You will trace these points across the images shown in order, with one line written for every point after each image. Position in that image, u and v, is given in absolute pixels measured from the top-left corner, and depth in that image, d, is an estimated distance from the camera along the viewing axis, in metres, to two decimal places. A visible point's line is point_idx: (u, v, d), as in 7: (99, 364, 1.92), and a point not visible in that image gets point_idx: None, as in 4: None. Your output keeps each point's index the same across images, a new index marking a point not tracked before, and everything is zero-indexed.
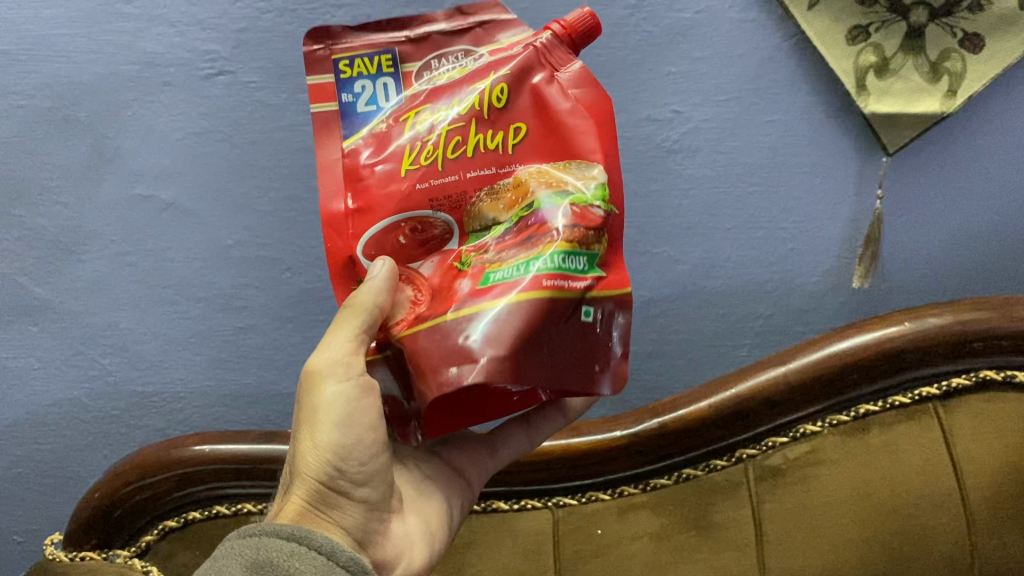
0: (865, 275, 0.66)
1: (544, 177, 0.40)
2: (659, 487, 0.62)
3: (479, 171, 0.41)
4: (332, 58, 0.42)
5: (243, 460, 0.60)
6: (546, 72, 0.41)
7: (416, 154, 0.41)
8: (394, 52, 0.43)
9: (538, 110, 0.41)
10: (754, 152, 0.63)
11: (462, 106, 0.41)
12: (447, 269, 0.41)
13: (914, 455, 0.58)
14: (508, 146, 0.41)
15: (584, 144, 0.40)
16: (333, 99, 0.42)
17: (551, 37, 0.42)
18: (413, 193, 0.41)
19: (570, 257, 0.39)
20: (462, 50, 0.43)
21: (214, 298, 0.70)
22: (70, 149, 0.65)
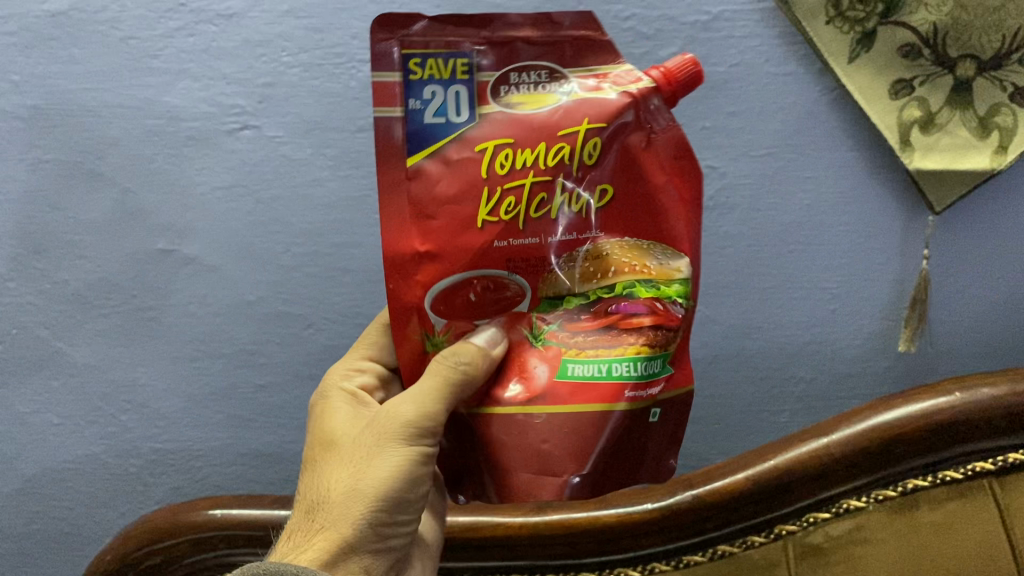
0: (911, 339, 0.63)
1: (629, 257, 0.38)
2: (693, 565, 0.58)
3: (559, 234, 0.38)
4: (399, 54, 0.37)
5: (255, 526, 0.58)
6: (642, 132, 0.38)
7: (494, 207, 0.38)
8: (469, 57, 0.38)
9: (627, 172, 0.39)
10: (792, 210, 0.61)
11: (548, 159, 0.38)
12: (519, 338, 0.40)
13: (968, 536, 0.54)
14: (591, 210, 0.39)
15: (672, 228, 0.39)
16: (397, 104, 0.37)
17: (652, 86, 0.38)
18: (489, 252, 0.38)
19: (647, 363, 0.39)
20: (547, 69, 0.38)
21: (235, 354, 0.68)
22: (94, 202, 0.64)
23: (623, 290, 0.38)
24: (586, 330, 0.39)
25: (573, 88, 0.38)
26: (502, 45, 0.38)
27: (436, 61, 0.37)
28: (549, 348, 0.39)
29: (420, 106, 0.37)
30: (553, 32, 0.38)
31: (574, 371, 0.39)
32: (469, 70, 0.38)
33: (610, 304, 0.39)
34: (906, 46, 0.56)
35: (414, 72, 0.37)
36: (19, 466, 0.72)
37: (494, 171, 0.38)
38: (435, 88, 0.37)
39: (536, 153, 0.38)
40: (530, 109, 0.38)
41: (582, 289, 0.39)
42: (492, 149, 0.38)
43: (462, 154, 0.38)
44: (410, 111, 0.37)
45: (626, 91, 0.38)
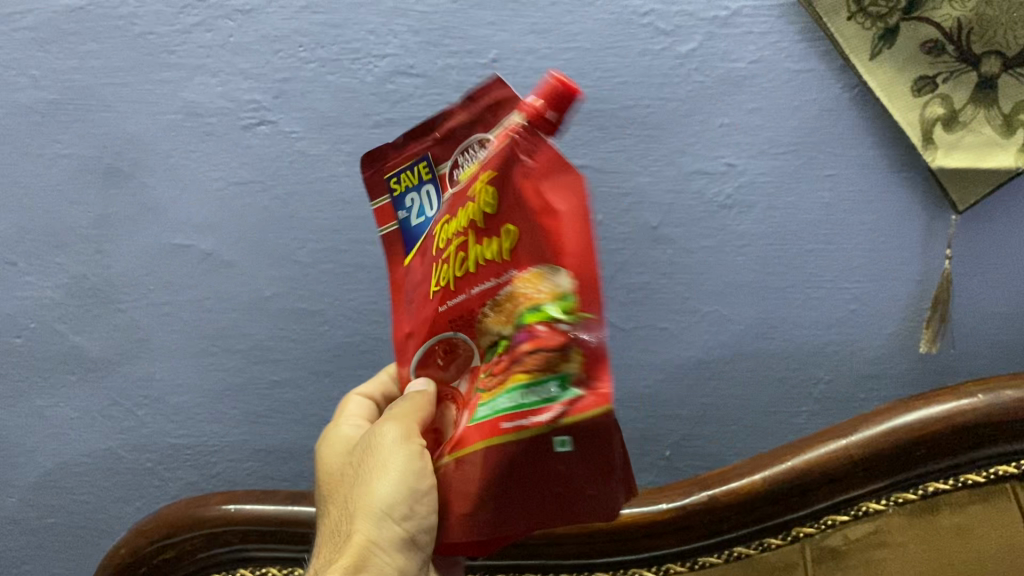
0: (933, 340, 0.61)
1: (527, 287, 0.35)
2: (708, 566, 0.57)
3: (480, 284, 0.37)
4: (384, 179, 0.43)
5: (267, 521, 0.57)
6: (518, 167, 0.36)
7: (441, 275, 0.39)
8: (427, 159, 0.42)
9: (520, 209, 0.36)
10: (812, 208, 0.60)
11: (464, 218, 0.38)
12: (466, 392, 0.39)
13: (991, 540, 0.53)
14: (505, 252, 0.36)
15: (557, 241, 0.34)
16: (393, 219, 0.43)
17: (518, 122, 0.36)
18: (439, 315, 0.39)
19: (528, 388, 0.35)
20: (477, 141, 0.40)
21: (250, 350, 0.68)
22: (111, 197, 0.64)
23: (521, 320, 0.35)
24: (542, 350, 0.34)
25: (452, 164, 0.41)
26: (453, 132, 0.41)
27: (407, 173, 0.42)
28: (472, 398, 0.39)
29: (406, 213, 0.42)
30: (478, 109, 0.40)
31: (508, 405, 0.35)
32: (431, 171, 0.41)
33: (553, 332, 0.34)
34: (930, 42, 0.55)
35: (396, 189, 0.43)
36: (35, 460, 0.73)
37: (439, 243, 0.39)
38: (413, 196, 0.42)
39: (455, 216, 0.38)
40: (473, 172, 0.39)
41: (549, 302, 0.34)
42: (439, 224, 0.40)
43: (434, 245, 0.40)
44: (402, 221, 0.42)
45: (501, 134, 0.37)
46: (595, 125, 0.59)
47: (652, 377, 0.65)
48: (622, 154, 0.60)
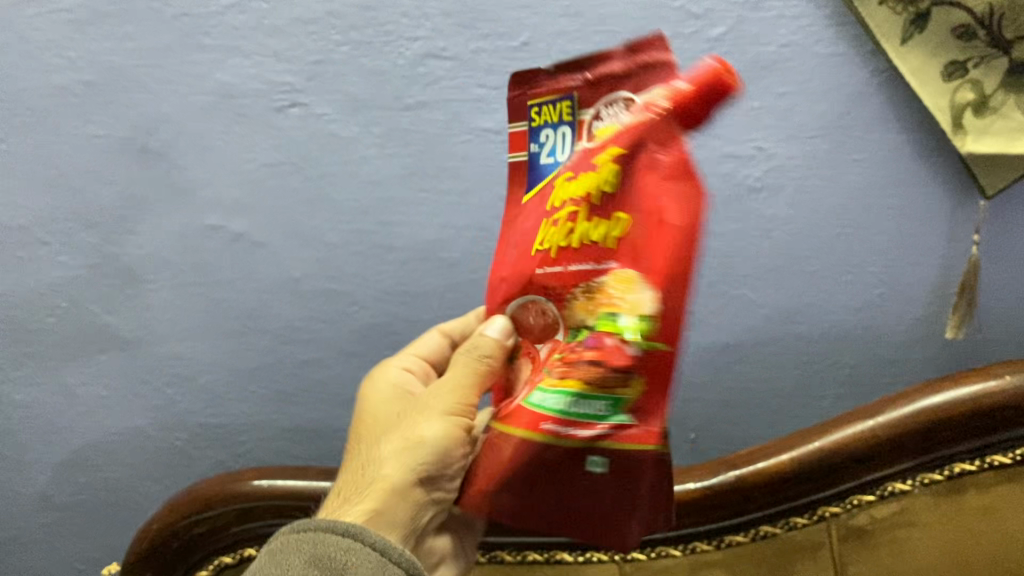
0: (959, 326, 0.61)
1: (618, 292, 0.36)
2: (735, 545, 0.58)
3: (577, 263, 0.39)
4: (527, 104, 0.44)
5: (299, 496, 0.59)
6: (647, 151, 0.36)
7: (552, 232, 0.40)
8: (572, 98, 0.41)
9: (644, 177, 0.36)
10: (840, 193, 0.60)
11: (580, 190, 0.39)
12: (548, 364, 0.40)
13: (1017, 521, 0.54)
14: (606, 239, 0.37)
15: (646, 260, 0.35)
16: (523, 147, 0.44)
17: (669, 102, 0.36)
18: (535, 277, 0.41)
19: (583, 401, 0.36)
20: (624, 99, 0.39)
21: (280, 331, 0.69)
22: (145, 177, 0.65)
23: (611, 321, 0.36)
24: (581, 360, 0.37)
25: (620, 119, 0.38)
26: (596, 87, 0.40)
27: (550, 107, 0.42)
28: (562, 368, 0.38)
29: (537, 148, 0.43)
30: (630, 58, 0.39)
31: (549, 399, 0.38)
32: (572, 110, 0.41)
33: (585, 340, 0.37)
34: (961, 28, 0.55)
35: (536, 119, 0.43)
36: (67, 438, 0.73)
37: (552, 203, 0.40)
38: (549, 133, 0.43)
39: (580, 178, 0.39)
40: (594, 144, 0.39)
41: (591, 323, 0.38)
42: (561, 179, 0.40)
43: (543, 190, 0.42)
44: (532, 155, 0.43)
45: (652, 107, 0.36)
46: None
47: None
48: None
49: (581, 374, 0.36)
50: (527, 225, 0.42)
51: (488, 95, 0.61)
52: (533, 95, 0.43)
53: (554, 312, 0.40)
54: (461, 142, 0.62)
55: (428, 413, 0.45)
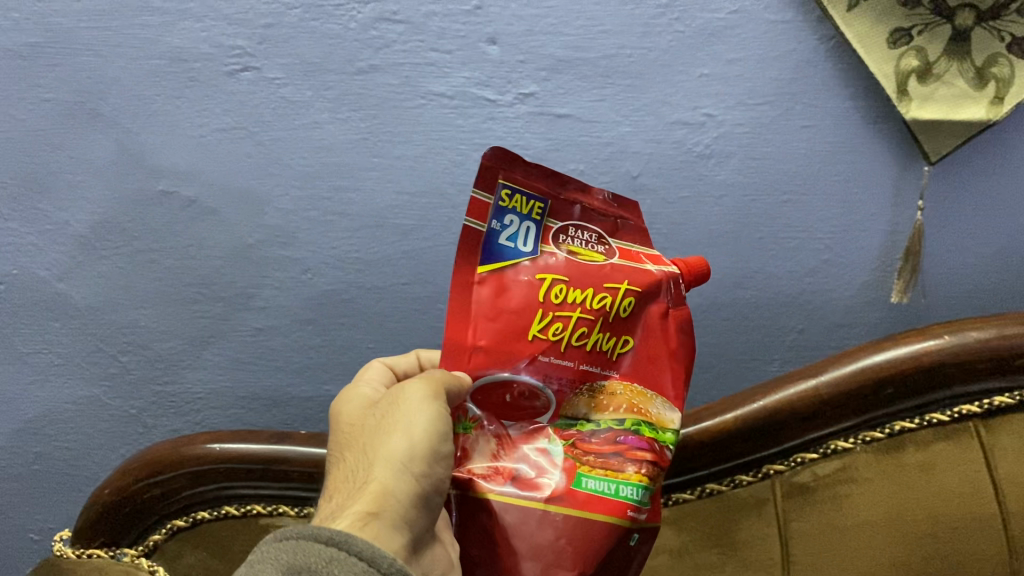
0: (904, 290, 0.63)
1: (632, 399, 0.45)
2: (683, 503, 0.61)
3: (590, 364, 0.45)
4: (498, 182, 0.44)
5: (254, 459, 0.60)
6: (661, 304, 0.45)
7: (546, 326, 0.44)
8: (546, 203, 0.45)
9: (648, 331, 0.45)
10: (788, 159, 0.61)
11: (595, 301, 0.44)
12: (535, 446, 0.45)
13: (953, 476, 0.56)
14: (614, 351, 0.45)
15: (666, 388, 0.45)
16: (484, 221, 0.44)
17: (674, 274, 0.46)
18: (534, 364, 0.44)
19: (618, 485, 0.43)
20: (597, 234, 0.46)
21: (234, 298, 0.69)
22: (95, 143, 0.65)
23: (631, 425, 0.44)
24: (598, 450, 0.44)
25: (615, 252, 0.45)
26: (565, 204, 0.45)
27: (521, 199, 0.44)
28: (563, 458, 0.44)
29: (499, 228, 0.44)
30: (610, 210, 0.46)
31: (590, 484, 0.43)
32: (542, 214, 0.45)
33: (618, 435, 0.44)
34: None
35: (504, 200, 0.44)
36: (19, 407, 0.73)
37: (550, 297, 0.44)
38: (514, 218, 0.44)
39: (584, 293, 0.44)
40: (583, 259, 0.45)
41: (597, 417, 0.45)
42: (549, 280, 0.44)
43: (524, 277, 0.44)
44: (491, 230, 0.44)
45: (658, 270, 0.45)
46: (576, 74, 0.60)
47: None
48: (603, 103, 0.61)
49: (602, 464, 0.44)
50: (516, 310, 0.44)
51: (440, 59, 0.60)
52: (507, 176, 0.44)
53: (551, 398, 0.45)
54: (414, 106, 0.62)
55: (399, 428, 0.43)
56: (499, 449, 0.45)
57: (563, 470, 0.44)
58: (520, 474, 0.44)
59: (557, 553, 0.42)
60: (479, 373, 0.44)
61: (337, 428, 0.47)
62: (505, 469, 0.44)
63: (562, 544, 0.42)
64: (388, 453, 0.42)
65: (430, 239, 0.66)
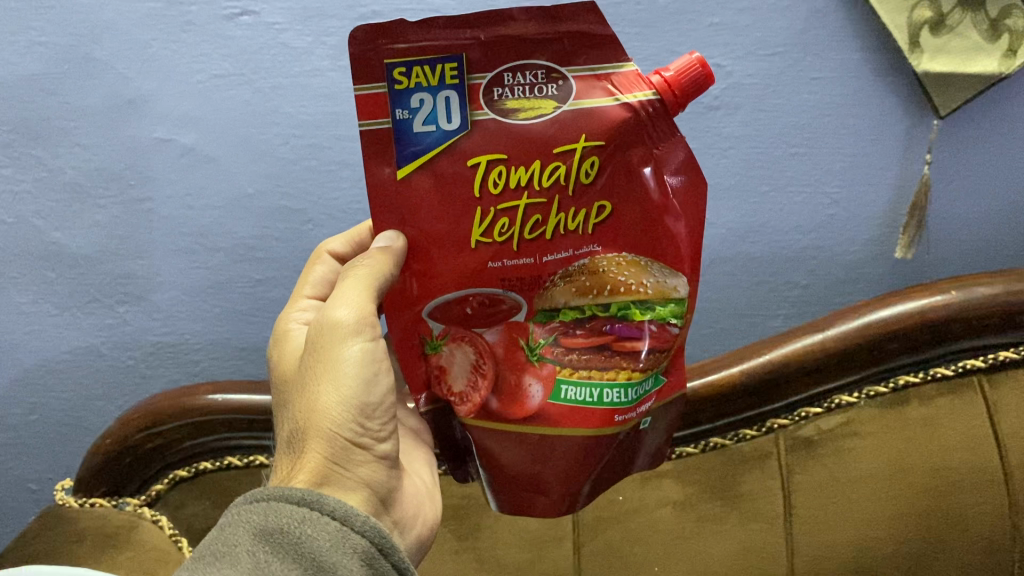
0: (908, 245, 0.64)
1: (623, 274, 0.39)
2: (686, 456, 0.61)
3: (557, 252, 0.39)
4: (386, 64, 0.35)
5: (257, 411, 0.59)
6: (643, 149, 0.38)
7: (490, 227, 0.38)
8: (460, 59, 0.36)
9: (626, 187, 0.38)
10: (797, 112, 0.61)
11: (545, 179, 0.37)
12: (513, 348, 0.40)
13: (956, 428, 0.58)
14: (588, 224, 0.39)
15: (666, 246, 0.39)
16: (385, 114, 0.36)
17: (653, 100, 0.37)
18: (485, 271, 0.39)
19: (609, 390, 0.40)
20: (543, 68, 0.36)
21: (232, 248, 0.68)
22: (89, 89, 0.63)
23: (619, 311, 0.40)
24: (578, 349, 0.40)
25: (571, 93, 0.36)
26: (490, 49, 0.36)
27: (423, 68, 0.35)
28: (543, 365, 0.40)
29: (410, 114, 0.36)
30: (548, 28, 0.36)
31: (568, 394, 0.41)
32: (459, 74, 0.36)
33: (604, 325, 0.40)
34: None
35: (402, 80, 0.35)
36: (14, 358, 0.72)
37: (488, 189, 0.37)
38: (423, 96, 0.36)
39: (531, 170, 0.37)
40: (527, 116, 0.36)
41: (577, 305, 0.39)
42: (485, 166, 0.37)
43: (455, 168, 0.37)
44: (399, 121, 0.36)
45: (627, 109, 0.37)
46: None
47: None
48: None
49: (584, 367, 0.40)
50: (452, 216, 0.38)
51: (444, 5, 0.59)
52: (396, 53, 0.35)
53: (515, 300, 0.39)
54: None
55: (330, 379, 0.39)
56: (477, 360, 0.40)
57: (543, 387, 0.41)
58: (500, 388, 0.41)
59: (544, 472, 0.42)
60: (432, 292, 0.39)
61: (271, 370, 0.43)
62: (484, 385, 0.41)
63: (541, 468, 0.42)
64: (326, 409, 0.39)
65: None
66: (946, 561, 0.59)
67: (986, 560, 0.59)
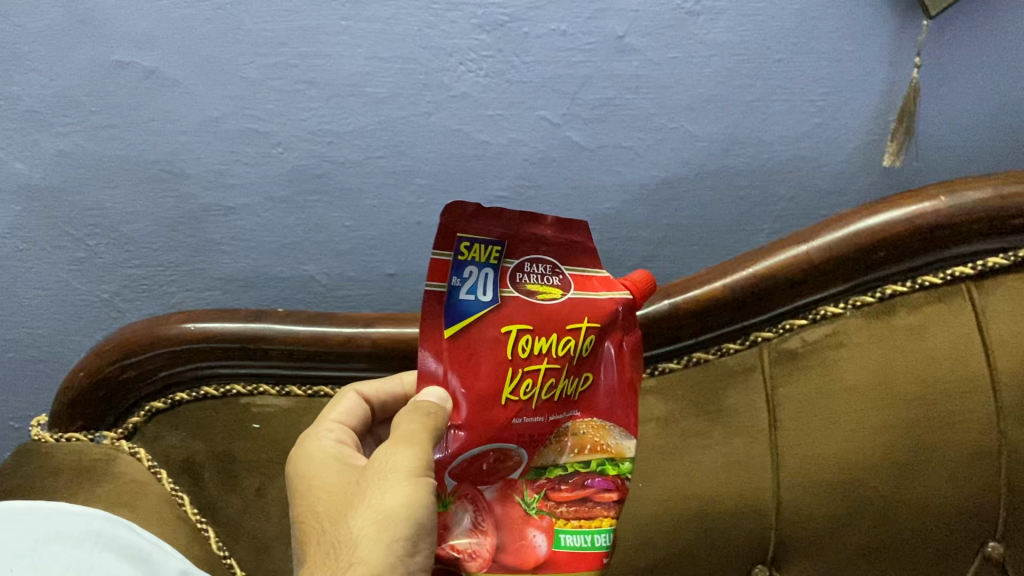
0: (896, 154, 0.62)
1: (598, 436, 0.43)
2: (668, 372, 0.62)
3: (558, 412, 0.42)
4: (455, 236, 0.39)
5: (230, 339, 0.60)
6: (615, 337, 0.43)
7: (517, 386, 0.41)
8: (502, 245, 0.40)
9: (607, 363, 0.43)
10: (783, 15, 0.58)
11: (559, 349, 0.41)
12: (512, 505, 0.42)
13: (942, 337, 0.58)
14: (575, 393, 0.43)
15: (628, 417, 0.43)
16: (442, 279, 0.39)
17: (626, 299, 0.42)
18: (510, 426, 0.41)
19: (596, 535, 0.42)
20: (550, 264, 0.41)
21: (201, 176, 0.66)
22: (43, 9, 0.60)
23: (598, 466, 0.43)
24: (566, 500, 0.42)
25: (572, 285, 0.41)
26: (521, 240, 0.41)
27: (480, 246, 0.39)
28: (541, 516, 0.42)
29: (458, 283, 0.40)
30: (564, 236, 0.41)
31: (568, 541, 0.41)
32: (500, 256, 0.40)
33: (584, 478, 0.43)
34: None
35: (464, 254, 0.39)
36: None
37: (517, 352, 0.41)
38: (473, 268, 0.40)
39: (549, 339, 0.41)
40: (544, 299, 0.41)
41: (563, 461, 0.42)
42: (515, 333, 0.40)
43: (489, 334, 0.40)
44: (451, 287, 0.39)
45: (614, 301, 0.42)
46: None
47: (614, 200, 0.65)
48: None
49: (575, 514, 0.42)
50: (485, 376, 0.41)
51: None
52: (466, 225, 0.39)
53: (522, 455, 0.42)
54: None
55: (379, 508, 0.40)
56: (478, 517, 0.42)
57: (545, 536, 0.41)
58: (506, 540, 0.41)
59: None
60: (457, 450, 0.41)
61: (303, 493, 0.46)
62: (489, 538, 0.41)
63: None
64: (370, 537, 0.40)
65: (406, 108, 0.62)
66: (934, 473, 0.58)
67: (974, 470, 0.58)
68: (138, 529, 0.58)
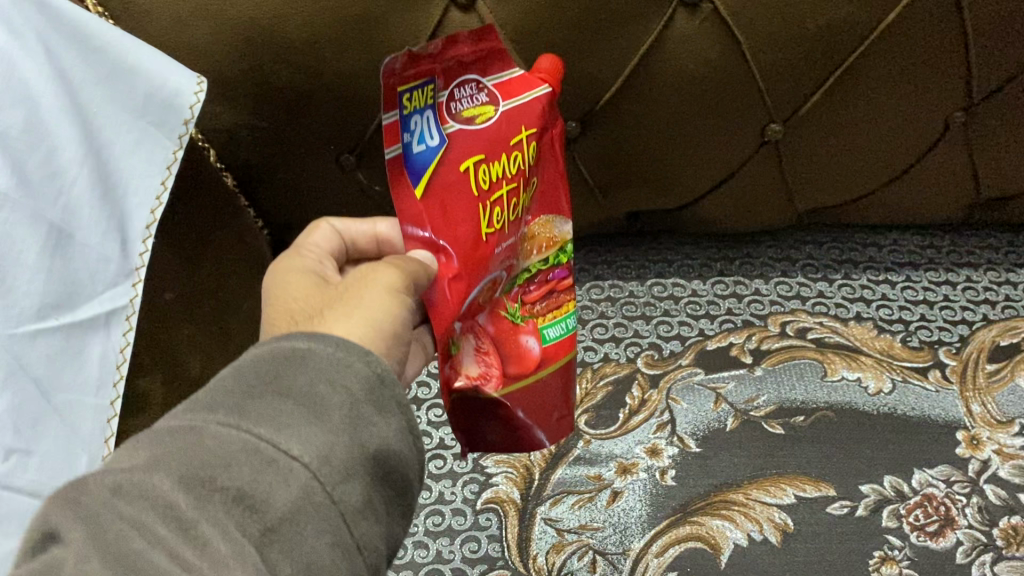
0: None
1: (545, 232, 0.83)
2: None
3: (512, 232, 0.79)
4: (396, 89, 0.67)
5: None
6: (545, 134, 0.81)
7: (489, 221, 0.75)
8: (432, 81, 0.70)
9: (545, 165, 0.82)
10: None
11: (507, 158, 0.76)
12: (500, 326, 0.80)
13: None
14: (514, 194, 0.77)
15: (557, 205, 0.84)
16: (396, 138, 0.68)
17: (543, 88, 0.76)
18: (493, 252, 0.76)
19: (559, 321, 0.84)
20: (471, 80, 0.74)
21: None
22: None
23: (552, 259, 0.83)
24: (534, 300, 0.82)
25: (496, 94, 0.75)
26: (443, 66, 0.71)
27: (419, 91, 0.69)
28: (525, 321, 0.81)
29: (407, 135, 0.69)
30: (477, 50, 0.73)
31: (550, 333, 0.83)
32: (432, 87, 0.70)
33: (546, 273, 0.83)
34: None
35: (405, 105, 0.69)
36: None
37: (480, 187, 0.74)
38: (414, 118, 0.69)
39: (500, 161, 0.75)
40: (472, 114, 0.74)
41: (525, 265, 0.82)
42: (473, 165, 0.74)
43: (450, 175, 0.73)
44: (405, 141, 0.69)
45: (532, 90, 0.76)
46: None
47: None
48: None
49: (545, 309, 0.83)
50: (462, 219, 0.73)
51: None
52: (399, 82, 0.67)
53: (500, 277, 0.79)
54: None
55: (353, 307, 0.67)
56: (478, 344, 0.79)
57: (533, 336, 0.81)
58: (508, 359, 0.79)
59: (549, 418, 0.84)
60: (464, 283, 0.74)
61: (271, 299, 0.72)
62: (493, 364, 0.78)
63: (554, 405, 0.85)
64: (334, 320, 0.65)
65: None
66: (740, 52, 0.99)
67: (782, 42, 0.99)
68: (77, 6, 0.80)
